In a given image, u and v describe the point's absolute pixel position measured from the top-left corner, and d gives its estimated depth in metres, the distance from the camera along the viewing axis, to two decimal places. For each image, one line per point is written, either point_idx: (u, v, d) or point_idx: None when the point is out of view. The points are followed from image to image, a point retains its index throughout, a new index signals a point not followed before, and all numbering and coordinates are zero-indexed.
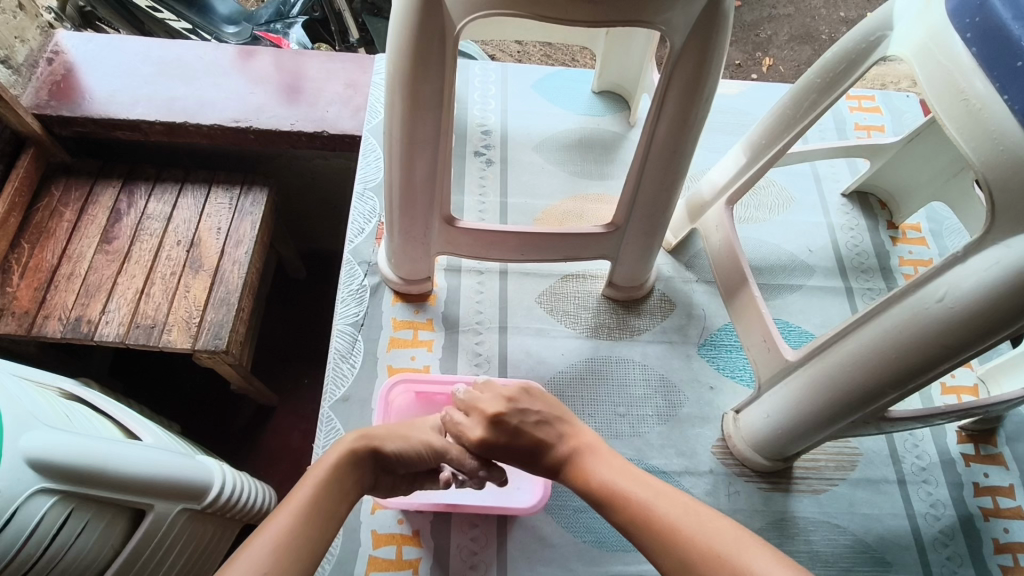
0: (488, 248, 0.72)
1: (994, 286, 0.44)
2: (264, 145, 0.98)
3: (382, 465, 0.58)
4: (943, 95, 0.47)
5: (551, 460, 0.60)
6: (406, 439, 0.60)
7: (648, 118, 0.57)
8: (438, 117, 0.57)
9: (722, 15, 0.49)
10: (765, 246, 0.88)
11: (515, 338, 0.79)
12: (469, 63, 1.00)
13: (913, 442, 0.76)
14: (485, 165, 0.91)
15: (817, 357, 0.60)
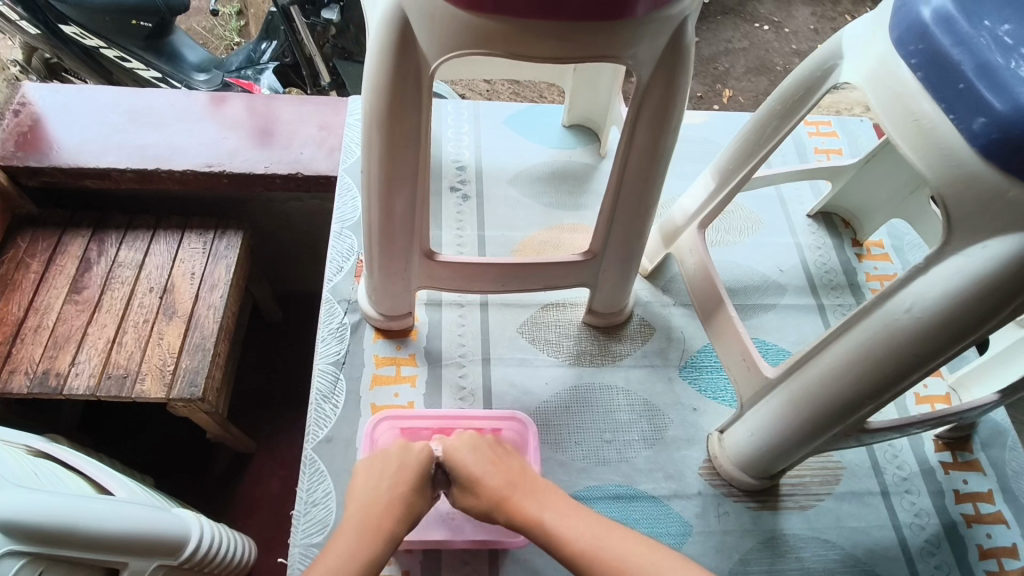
0: (468, 281, 0.73)
1: (960, 297, 0.46)
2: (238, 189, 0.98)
3: None
4: (894, 118, 0.48)
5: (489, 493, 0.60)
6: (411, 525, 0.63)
7: (619, 147, 0.59)
8: (416, 152, 0.58)
9: (684, 48, 0.51)
10: (738, 268, 0.90)
11: (498, 369, 0.79)
12: (442, 102, 1.02)
13: (893, 453, 0.77)
14: (461, 201, 0.92)
15: (798, 373, 0.61)
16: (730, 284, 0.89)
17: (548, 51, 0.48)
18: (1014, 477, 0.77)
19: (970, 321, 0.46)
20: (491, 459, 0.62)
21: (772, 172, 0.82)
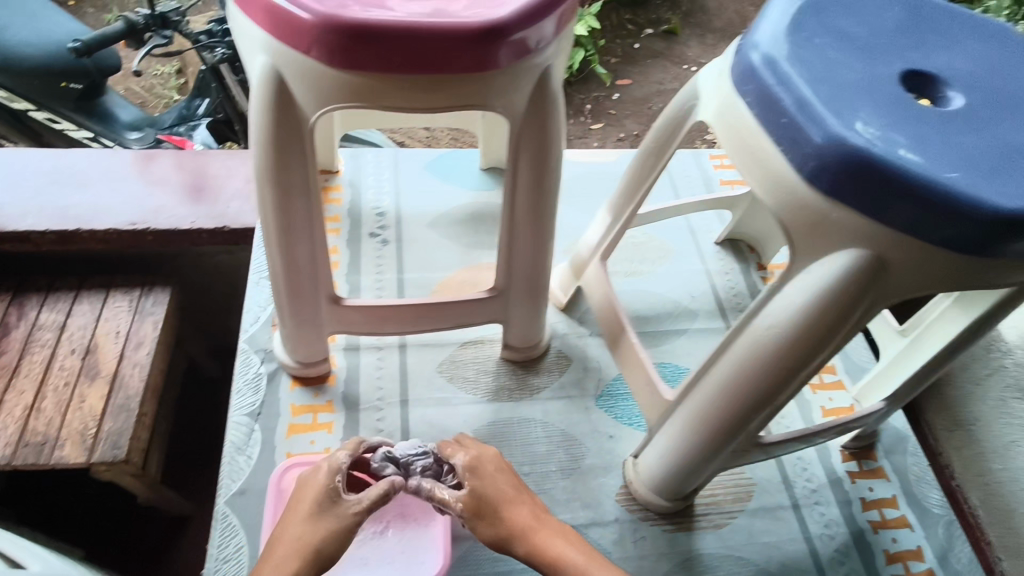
0: (379, 323, 0.74)
1: (810, 310, 0.49)
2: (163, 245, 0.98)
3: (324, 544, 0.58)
4: (740, 152, 0.51)
5: (506, 530, 0.60)
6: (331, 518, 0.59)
7: (506, 189, 0.62)
8: (309, 201, 0.60)
9: (552, 95, 0.55)
10: (651, 296, 0.94)
11: (417, 409, 0.80)
12: (361, 152, 1.04)
13: (803, 466, 0.81)
14: (381, 245, 0.94)
15: (693, 391, 0.64)
16: (642, 313, 0.92)
17: (411, 103, 0.50)
18: (917, 480, 0.82)
19: (823, 332, 0.50)
20: (503, 487, 0.62)
21: (662, 206, 0.86)
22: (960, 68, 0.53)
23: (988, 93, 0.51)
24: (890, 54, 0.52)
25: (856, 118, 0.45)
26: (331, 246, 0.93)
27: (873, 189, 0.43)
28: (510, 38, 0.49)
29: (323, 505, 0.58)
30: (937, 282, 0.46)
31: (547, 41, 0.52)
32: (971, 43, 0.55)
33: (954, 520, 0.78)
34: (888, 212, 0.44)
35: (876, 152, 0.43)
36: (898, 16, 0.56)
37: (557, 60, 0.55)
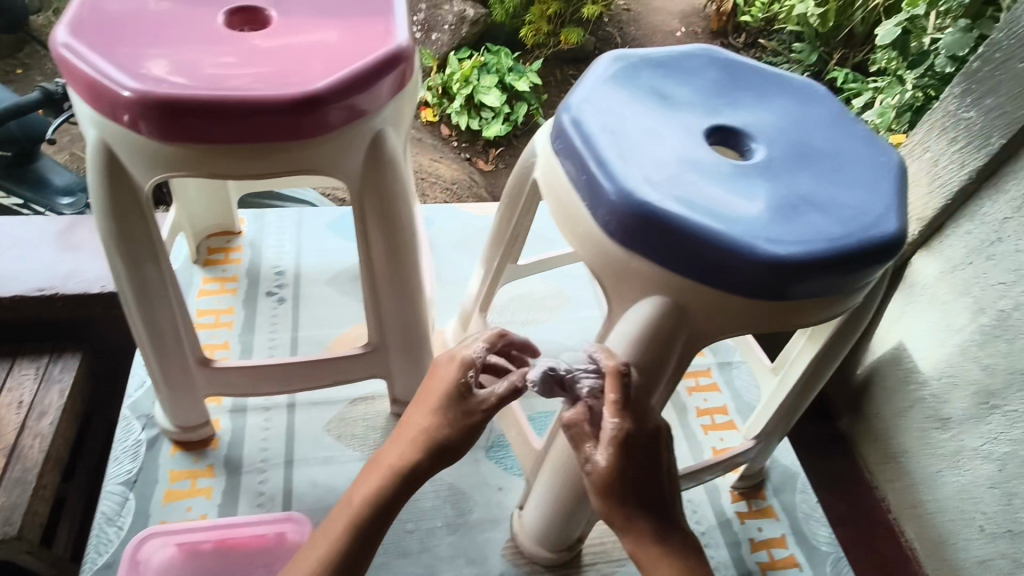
0: (253, 384, 0.73)
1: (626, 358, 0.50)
2: (75, 310, 0.94)
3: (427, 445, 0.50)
4: (558, 207, 0.54)
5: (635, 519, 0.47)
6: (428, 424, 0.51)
7: (360, 249, 0.64)
8: (159, 265, 0.60)
9: (388, 158, 0.57)
10: (549, 343, 0.95)
11: (301, 470, 0.79)
12: (264, 213, 1.05)
13: (692, 507, 0.84)
14: (277, 304, 0.94)
15: (558, 438, 0.65)
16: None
17: (240, 170, 0.52)
18: (805, 518, 0.84)
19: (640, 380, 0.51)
20: (643, 463, 0.47)
21: (533, 261, 0.85)
22: (768, 120, 0.56)
23: (789, 143, 0.54)
24: (699, 109, 0.55)
25: (647, 175, 0.48)
26: (227, 306, 0.92)
27: (659, 242, 0.46)
28: (333, 107, 0.50)
29: (453, 402, 0.51)
30: (736, 326, 0.49)
31: (377, 106, 0.54)
32: (780, 96, 0.59)
33: (842, 556, 0.80)
34: (677, 260, 0.46)
35: (658, 207, 0.46)
36: (713, 74, 0.59)
37: (392, 123, 0.57)
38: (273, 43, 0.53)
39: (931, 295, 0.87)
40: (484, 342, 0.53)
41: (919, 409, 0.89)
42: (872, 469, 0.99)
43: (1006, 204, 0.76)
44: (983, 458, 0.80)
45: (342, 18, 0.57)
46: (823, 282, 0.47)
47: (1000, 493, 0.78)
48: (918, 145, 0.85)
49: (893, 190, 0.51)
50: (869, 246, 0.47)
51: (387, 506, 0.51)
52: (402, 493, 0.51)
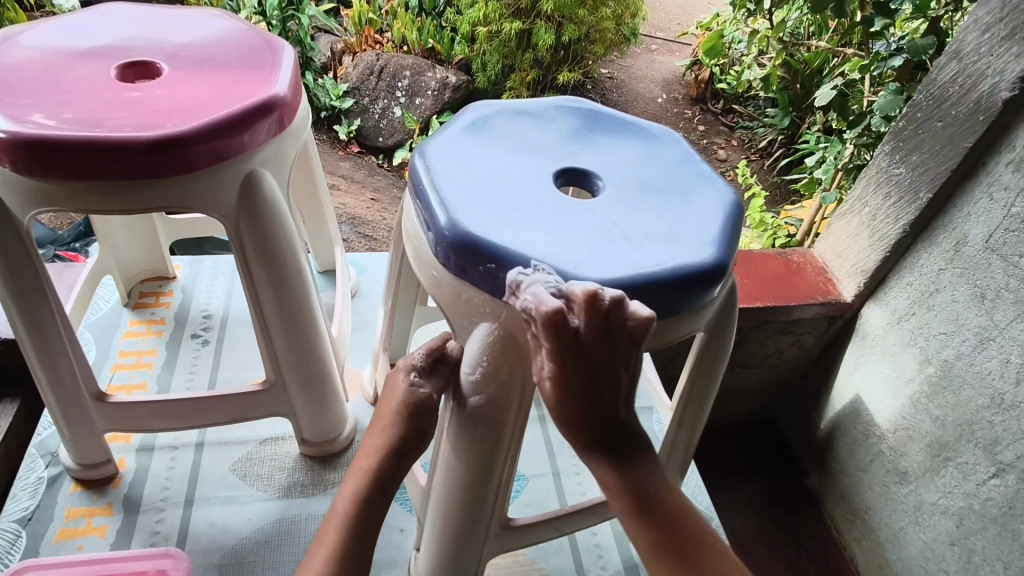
0: (147, 419, 0.75)
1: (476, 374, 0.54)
2: (14, 356, 0.96)
3: (399, 447, 0.61)
4: (416, 245, 0.58)
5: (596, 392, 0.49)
6: (395, 423, 0.61)
7: (247, 288, 0.67)
8: (47, 300, 0.64)
9: (260, 197, 0.61)
10: None
11: (201, 510, 0.79)
12: (202, 260, 1.09)
13: (598, 551, 0.82)
14: (200, 346, 0.96)
15: (436, 473, 0.65)
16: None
17: (114, 206, 0.56)
18: None
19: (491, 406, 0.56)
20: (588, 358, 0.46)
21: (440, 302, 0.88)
22: (612, 163, 0.61)
23: (629, 181, 0.58)
24: (551, 153, 0.60)
25: (477, 209, 0.52)
26: (150, 347, 0.94)
27: (482, 269, 0.49)
28: (197, 147, 0.55)
29: (404, 414, 0.60)
30: None
31: (248, 147, 0.59)
32: (629, 141, 0.64)
33: None
34: (501, 288, 0.50)
35: (479, 236, 0.49)
36: (571, 123, 0.65)
37: (269, 165, 0.62)
38: (149, 93, 0.59)
39: (882, 346, 1.00)
40: (422, 351, 0.59)
41: (881, 464, 1.00)
42: (839, 527, 1.12)
43: (941, 257, 0.88)
44: (940, 514, 0.89)
45: (226, 72, 0.63)
46: (639, 305, 0.49)
47: (958, 549, 0.87)
48: (858, 202, 1.00)
49: (719, 224, 0.54)
50: (681, 272, 0.50)
51: (374, 496, 0.61)
52: (380, 490, 0.61)
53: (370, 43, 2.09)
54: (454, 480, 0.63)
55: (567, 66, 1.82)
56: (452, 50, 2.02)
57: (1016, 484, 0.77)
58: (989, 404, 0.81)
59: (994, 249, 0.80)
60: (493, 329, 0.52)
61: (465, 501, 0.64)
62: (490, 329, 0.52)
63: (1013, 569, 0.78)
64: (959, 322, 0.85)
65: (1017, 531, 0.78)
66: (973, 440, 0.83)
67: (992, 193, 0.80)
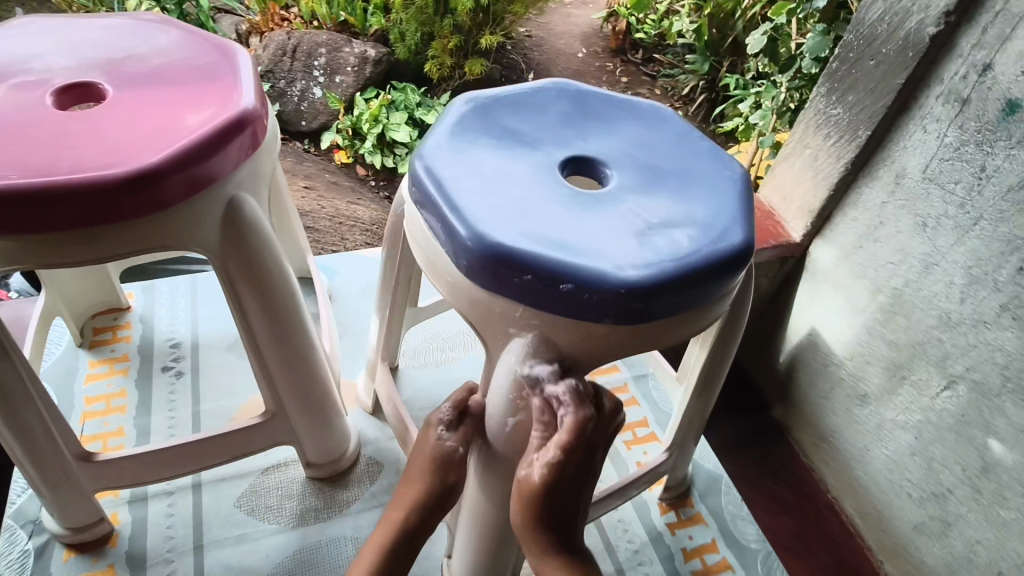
0: (146, 471, 0.70)
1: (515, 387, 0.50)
2: None
3: (428, 503, 0.58)
4: (426, 256, 0.54)
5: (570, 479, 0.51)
6: (422, 480, 0.58)
7: (238, 321, 0.62)
8: (14, 363, 0.57)
9: (245, 226, 0.56)
10: (427, 390, 0.92)
11: (213, 554, 0.74)
12: (156, 283, 1.01)
13: (623, 526, 0.85)
14: (174, 378, 0.89)
15: (467, 494, 0.65)
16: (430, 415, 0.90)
17: (83, 255, 0.50)
18: (732, 520, 0.87)
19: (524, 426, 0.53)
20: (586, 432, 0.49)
21: (431, 302, 0.85)
22: (617, 147, 0.58)
23: (639, 166, 0.56)
24: (553, 142, 0.57)
25: (497, 212, 0.48)
26: (118, 389, 0.87)
27: (516, 281, 0.46)
28: (170, 179, 0.49)
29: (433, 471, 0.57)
30: (598, 351, 0.49)
31: (225, 171, 0.53)
32: (627, 122, 0.61)
33: (770, 553, 0.84)
34: (537, 297, 0.47)
35: (510, 246, 0.45)
36: (563, 107, 0.62)
37: (248, 187, 0.57)
38: (101, 121, 0.52)
39: (833, 284, 0.94)
40: (449, 403, 0.57)
41: (841, 390, 0.96)
42: None
43: (882, 189, 0.84)
44: (900, 429, 0.87)
45: (181, 88, 0.56)
46: (679, 298, 0.47)
47: (920, 459, 0.85)
48: (800, 144, 0.94)
49: (736, 201, 0.53)
50: (715, 257, 0.48)
51: (395, 551, 0.59)
52: (409, 543, 0.59)
53: (277, 21, 1.77)
54: (489, 496, 0.62)
55: (488, 28, 1.64)
56: (367, 20, 1.76)
57: (969, 394, 0.77)
58: (938, 324, 0.79)
59: (932, 178, 0.77)
60: (520, 347, 0.49)
61: (502, 515, 0.63)
62: (527, 339, 0.49)
63: (972, 470, 0.78)
64: (904, 250, 0.82)
65: (973, 437, 0.77)
66: (925, 357, 0.82)
67: (925, 126, 0.77)
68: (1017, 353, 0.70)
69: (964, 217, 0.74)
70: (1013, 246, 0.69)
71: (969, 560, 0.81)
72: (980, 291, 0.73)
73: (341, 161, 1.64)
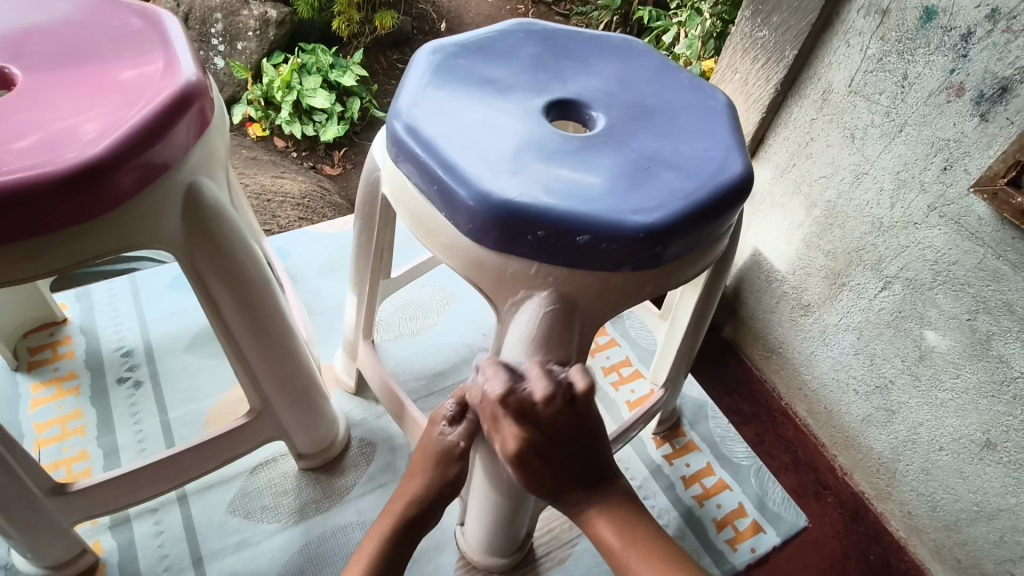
0: (129, 493, 0.65)
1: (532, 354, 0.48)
2: None
3: (429, 497, 0.58)
4: (414, 224, 0.51)
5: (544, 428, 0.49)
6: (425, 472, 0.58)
7: (211, 319, 0.57)
8: None
9: (209, 215, 0.51)
10: (407, 363, 0.90)
11: (215, 565, 0.70)
12: (90, 289, 0.92)
13: (624, 465, 0.88)
14: (133, 390, 0.82)
15: (480, 473, 0.64)
16: (415, 384, 0.87)
17: (31, 269, 0.45)
18: (722, 441, 0.92)
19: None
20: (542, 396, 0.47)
21: (404, 269, 0.81)
22: (597, 88, 0.56)
23: (625, 105, 0.55)
24: (531, 89, 0.55)
25: (495, 168, 0.46)
26: (72, 410, 0.79)
27: (526, 239, 0.44)
28: (119, 172, 0.44)
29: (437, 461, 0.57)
30: (614, 299, 0.48)
31: (177, 156, 0.48)
32: (601, 61, 0.59)
33: (761, 467, 0.89)
34: (550, 253, 0.45)
35: (517, 202, 0.43)
36: (533, 50, 0.59)
37: (203, 171, 0.52)
38: (24, 115, 0.45)
39: (771, 203, 0.92)
40: (454, 397, 0.58)
41: (785, 302, 0.95)
42: None
43: (811, 106, 0.82)
44: (842, 331, 0.87)
45: (107, 66, 0.50)
46: (692, 236, 0.47)
47: (862, 356, 0.85)
48: (727, 71, 0.92)
49: (725, 131, 0.53)
50: (721, 191, 0.48)
51: (402, 534, 0.57)
52: (410, 534, 0.58)
53: None
54: (501, 470, 0.61)
55: None
56: None
57: (904, 291, 0.77)
58: (871, 229, 0.79)
59: (859, 91, 0.75)
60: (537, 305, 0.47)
61: (515, 485, 0.63)
62: (545, 298, 0.47)
63: (909, 360, 0.79)
64: (835, 163, 0.81)
65: (909, 330, 0.78)
66: (862, 264, 0.81)
67: (848, 39, 0.75)
68: (946, 248, 0.71)
69: (889, 125, 0.73)
70: (937, 147, 0.69)
71: (912, 442, 0.82)
72: (908, 195, 0.73)
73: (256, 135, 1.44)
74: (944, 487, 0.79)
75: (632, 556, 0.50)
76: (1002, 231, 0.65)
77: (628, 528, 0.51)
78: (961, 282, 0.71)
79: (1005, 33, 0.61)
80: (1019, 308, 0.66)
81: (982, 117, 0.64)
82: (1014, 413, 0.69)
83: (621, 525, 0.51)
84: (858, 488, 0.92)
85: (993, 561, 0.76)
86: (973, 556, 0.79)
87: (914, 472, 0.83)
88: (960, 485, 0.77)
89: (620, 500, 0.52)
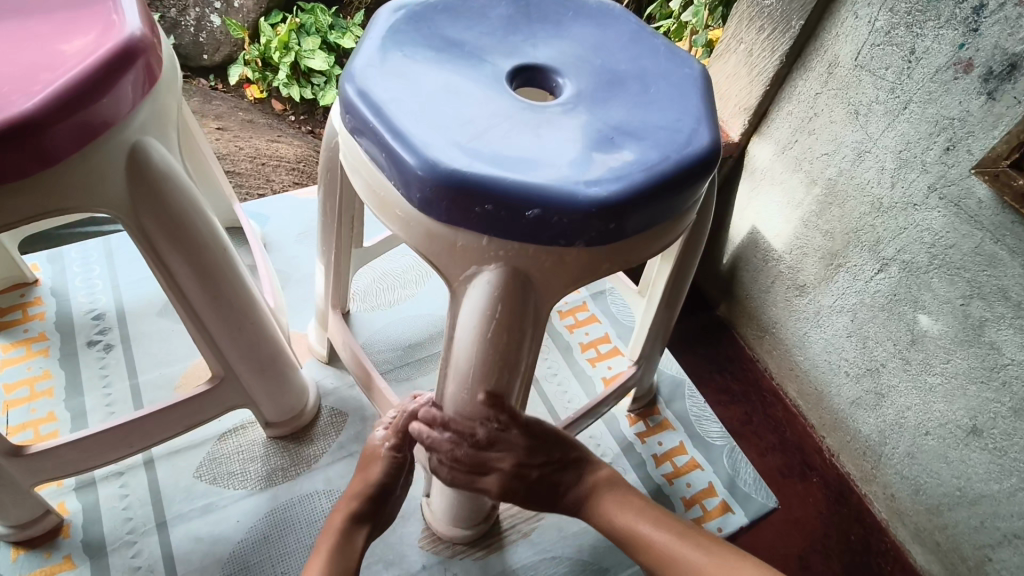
0: (89, 456, 0.65)
1: (485, 327, 0.47)
2: None
3: (380, 493, 0.59)
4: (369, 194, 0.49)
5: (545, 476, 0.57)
6: (371, 471, 0.60)
7: (164, 284, 0.56)
8: None
9: (155, 178, 0.49)
10: (381, 334, 0.88)
11: (179, 528, 0.71)
12: (63, 250, 0.91)
13: (596, 442, 0.87)
14: (103, 353, 0.81)
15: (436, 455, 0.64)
16: (388, 355, 0.86)
17: None
18: (698, 421, 0.91)
19: (498, 367, 0.50)
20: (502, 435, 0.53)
21: (377, 240, 0.79)
22: (567, 53, 0.54)
23: (595, 72, 0.52)
24: (498, 52, 0.52)
25: (446, 135, 0.44)
26: (41, 372, 0.79)
27: (477, 212, 0.43)
28: (56, 128, 0.42)
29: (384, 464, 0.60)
30: (567, 280, 0.47)
31: (122, 113, 0.46)
32: (576, 24, 0.57)
33: (734, 447, 0.88)
34: (502, 227, 0.43)
35: (466, 172, 0.41)
36: (504, 11, 0.56)
37: (152, 131, 0.50)
38: None
39: (770, 179, 0.90)
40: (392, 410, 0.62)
41: (781, 282, 0.93)
42: None
43: (816, 80, 0.79)
44: (837, 313, 0.85)
45: (48, 17, 0.48)
46: (653, 210, 0.45)
47: (855, 339, 0.83)
48: (732, 40, 0.87)
49: (698, 101, 0.50)
50: (686, 163, 0.45)
51: (355, 523, 0.58)
52: (364, 522, 0.58)
53: None
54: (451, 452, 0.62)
55: None
56: None
57: (900, 274, 0.75)
58: (870, 211, 0.76)
59: (865, 65, 0.72)
60: (490, 279, 0.46)
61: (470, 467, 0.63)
62: (493, 275, 0.46)
63: (902, 343, 0.77)
64: (837, 140, 0.78)
65: (904, 314, 0.76)
66: (860, 244, 0.79)
67: (857, 9, 0.71)
68: (944, 231, 0.69)
69: (894, 101, 0.70)
70: (940, 126, 0.66)
71: (899, 425, 0.80)
72: (909, 175, 0.71)
73: (253, 97, 1.41)
74: (928, 471, 0.78)
75: (620, 517, 0.57)
76: (1002, 215, 0.63)
77: (626, 503, 0.58)
78: (957, 267, 0.68)
79: (1018, 7, 0.57)
80: (1014, 295, 0.63)
81: (989, 95, 0.61)
82: (1002, 400, 0.68)
83: (622, 498, 0.58)
84: (844, 470, 0.91)
85: (974, 546, 0.75)
86: (953, 539, 0.78)
87: (899, 455, 0.82)
88: (944, 469, 0.76)
89: (606, 481, 0.60)
